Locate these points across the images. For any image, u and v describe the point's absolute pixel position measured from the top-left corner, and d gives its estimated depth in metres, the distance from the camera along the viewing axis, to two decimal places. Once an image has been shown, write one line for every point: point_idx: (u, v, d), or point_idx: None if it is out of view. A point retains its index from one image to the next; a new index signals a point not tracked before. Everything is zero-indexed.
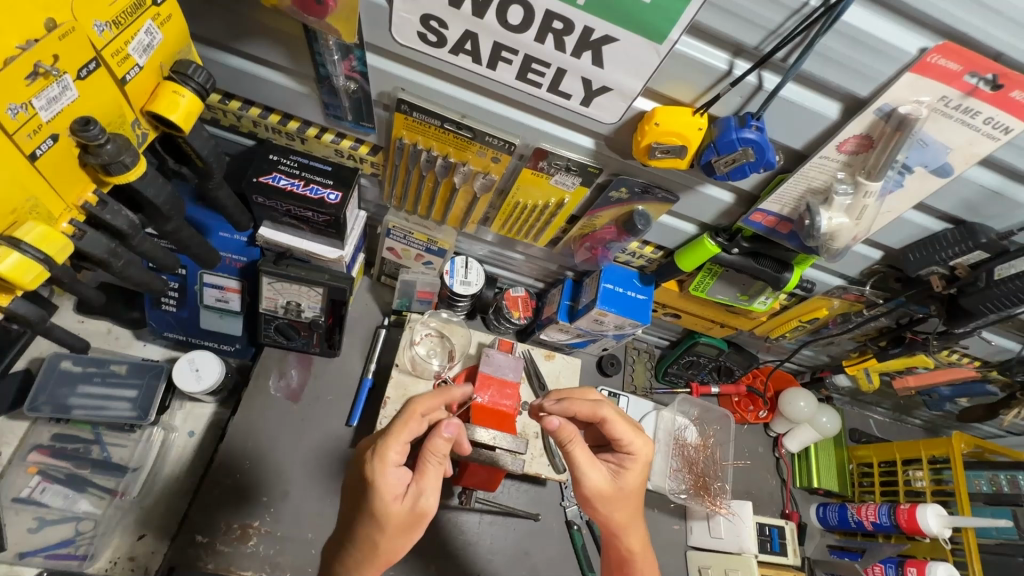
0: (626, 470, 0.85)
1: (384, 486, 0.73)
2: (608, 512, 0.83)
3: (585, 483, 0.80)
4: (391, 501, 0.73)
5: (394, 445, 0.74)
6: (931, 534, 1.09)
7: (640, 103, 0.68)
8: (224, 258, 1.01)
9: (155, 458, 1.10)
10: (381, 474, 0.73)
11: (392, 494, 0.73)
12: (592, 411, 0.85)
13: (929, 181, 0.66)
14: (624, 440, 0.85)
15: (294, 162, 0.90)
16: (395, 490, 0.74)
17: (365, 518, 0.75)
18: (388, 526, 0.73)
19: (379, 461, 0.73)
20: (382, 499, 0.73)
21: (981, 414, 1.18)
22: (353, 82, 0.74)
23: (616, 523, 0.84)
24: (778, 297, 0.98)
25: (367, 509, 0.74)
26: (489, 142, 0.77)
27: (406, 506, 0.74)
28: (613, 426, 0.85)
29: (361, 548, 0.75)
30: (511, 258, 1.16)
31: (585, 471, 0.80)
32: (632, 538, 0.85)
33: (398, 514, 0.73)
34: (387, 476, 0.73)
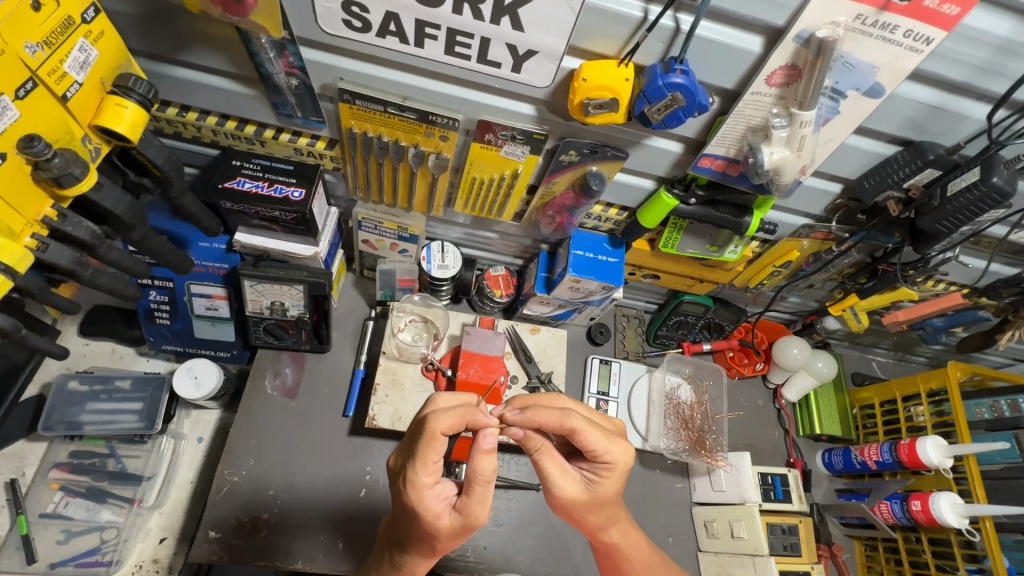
0: (602, 479, 0.79)
1: (426, 508, 0.71)
2: (582, 517, 0.81)
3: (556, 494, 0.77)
4: (436, 521, 0.72)
5: (426, 467, 0.70)
6: (931, 465, 1.08)
7: (569, 62, 0.69)
8: (206, 266, 1.05)
9: (168, 466, 1.15)
10: (418, 498, 0.71)
11: (434, 513, 0.72)
12: (561, 421, 0.76)
13: (864, 105, 0.66)
14: (597, 451, 0.77)
15: (257, 165, 0.93)
16: (436, 508, 0.72)
17: (417, 527, 0.75)
18: (438, 536, 0.73)
19: (415, 483, 0.71)
20: (428, 518, 0.72)
21: (979, 342, 1.17)
22: (294, 78, 0.76)
23: (594, 521, 0.82)
24: (747, 244, 0.98)
25: (417, 524, 0.73)
26: (433, 122, 0.79)
27: (454, 522, 0.72)
28: (585, 437, 0.76)
29: (421, 546, 0.77)
30: (486, 237, 1.18)
31: (555, 482, 0.77)
32: (612, 532, 0.85)
33: (443, 528, 0.73)
34: (426, 500, 0.71)
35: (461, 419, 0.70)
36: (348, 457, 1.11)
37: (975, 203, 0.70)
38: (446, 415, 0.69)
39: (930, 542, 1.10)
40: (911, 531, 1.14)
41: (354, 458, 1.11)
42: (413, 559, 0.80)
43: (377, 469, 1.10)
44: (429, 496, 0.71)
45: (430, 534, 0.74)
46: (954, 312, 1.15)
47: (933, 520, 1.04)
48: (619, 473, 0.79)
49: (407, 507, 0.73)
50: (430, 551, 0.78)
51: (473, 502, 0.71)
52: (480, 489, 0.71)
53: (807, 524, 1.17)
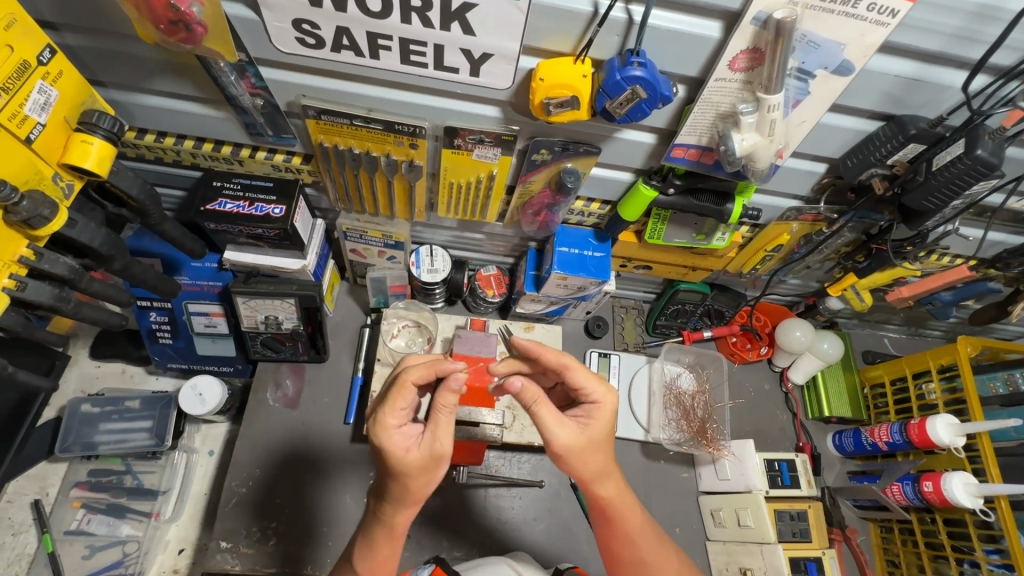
0: (594, 415, 0.81)
1: (393, 443, 0.72)
2: (575, 466, 0.80)
3: (552, 442, 0.77)
4: (402, 455, 0.72)
5: (393, 406, 0.73)
6: (942, 445, 1.05)
7: (526, 62, 0.68)
8: (201, 285, 1.07)
9: (182, 479, 1.19)
10: (386, 434, 0.72)
11: (402, 448, 0.72)
12: (557, 359, 0.82)
13: (834, 84, 0.63)
14: (585, 387, 0.81)
15: (237, 184, 0.94)
16: (403, 443, 0.73)
17: (389, 472, 0.74)
18: (406, 475, 0.73)
19: (382, 423, 0.73)
20: (394, 454, 0.72)
21: (991, 314, 1.12)
22: (258, 98, 0.77)
23: (590, 473, 0.80)
24: (735, 230, 0.95)
25: (386, 464, 0.73)
26: (400, 131, 0.79)
27: (421, 455, 0.72)
28: (575, 375, 0.81)
29: (399, 493, 0.75)
30: (474, 239, 1.17)
31: (548, 423, 0.78)
32: (607, 488, 0.82)
33: (410, 463, 0.72)
34: (392, 436, 0.72)
35: (433, 368, 0.75)
36: (352, 463, 1.12)
37: (962, 175, 0.67)
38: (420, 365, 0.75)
39: (945, 523, 1.07)
40: (925, 512, 1.11)
41: (357, 464, 1.12)
42: (394, 513, 0.77)
43: (381, 473, 1.11)
44: (395, 429, 0.73)
45: (399, 475, 0.73)
46: (963, 285, 1.10)
47: (947, 501, 1.01)
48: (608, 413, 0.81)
49: (377, 450, 0.74)
50: (409, 500, 0.76)
51: (438, 429, 0.72)
52: (443, 414, 0.72)
53: (817, 509, 1.14)
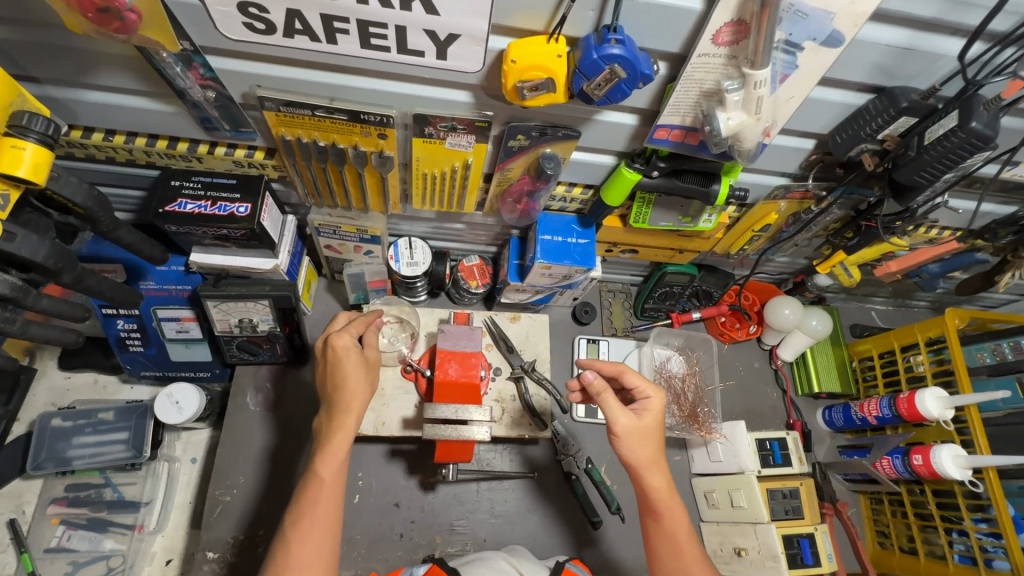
0: (648, 407, 0.85)
1: (341, 343, 0.86)
2: (626, 451, 0.83)
3: (612, 425, 0.82)
4: (342, 351, 0.86)
5: (346, 327, 0.89)
6: (931, 418, 1.05)
7: (496, 42, 0.63)
8: (168, 290, 1.02)
9: (165, 489, 1.15)
10: (335, 338, 0.86)
11: (345, 345, 0.86)
12: (613, 366, 0.88)
13: (823, 56, 0.60)
14: (639, 387, 0.86)
15: (198, 183, 0.88)
16: (345, 343, 0.86)
17: (341, 372, 0.85)
18: (351, 368, 0.85)
19: (336, 333, 0.87)
20: (338, 350, 0.85)
21: (979, 285, 1.11)
22: (210, 90, 0.71)
23: (643, 460, 0.84)
24: (722, 211, 0.92)
25: (336, 365, 0.85)
26: (367, 120, 0.74)
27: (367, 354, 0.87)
28: (630, 377, 0.86)
29: (349, 389, 0.84)
30: (454, 229, 1.13)
31: (612, 413, 0.83)
32: (657, 478, 0.84)
33: (353, 359, 0.85)
34: (342, 340, 0.86)
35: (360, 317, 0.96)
36: None
37: (955, 149, 0.65)
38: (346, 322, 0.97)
39: (934, 494, 1.08)
40: (915, 484, 1.11)
41: None
42: (347, 416, 0.83)
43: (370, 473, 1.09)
44: (343, 333, 0.87)
45: (349, 371, 0.84)
46: (951, 257, 1.09)
47: (936, 474, 1.02)
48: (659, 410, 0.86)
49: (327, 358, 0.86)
50: (356, 398, 0.84)
51: (369, 341, 0.90)
52: (371, 329, 0.91)
53: (808, 486, 1.14)
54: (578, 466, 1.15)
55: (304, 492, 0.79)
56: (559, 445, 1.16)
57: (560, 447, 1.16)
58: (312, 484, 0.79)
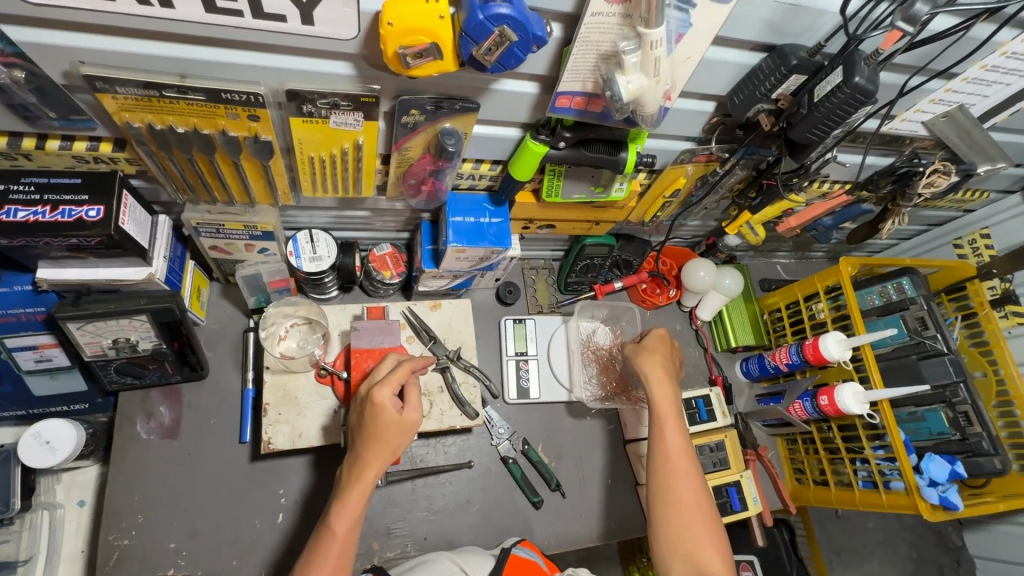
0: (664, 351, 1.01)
1: (382, 400, 0.80)
2: (645, 365, 0.98)
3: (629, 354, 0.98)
4: (384, 404, 0.80)
5: (388, 375, 0.83)
6: (834, 360, 1.13)
7: (370, 3, 0.56)
8: (16, 315, 0.86)
9: (48, 541, 1.00)
10: (376, 393, 0.81)
11: (388, 400, 0.81)
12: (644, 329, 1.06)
13: (715, 13, 0.58)
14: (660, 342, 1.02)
15: (29, 185, 0.73)
16: (388, 397, 0.81)
17: (370, 428, 0.80)
18: (382, 429, 0.79)
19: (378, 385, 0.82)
20: (380, 406, 0.80)
21: (865, 233, 1.20)
22: (18, 70, 0.58)
23: (657, 377, 0.95)
24: (633, 179, 0.91)
25: (366, 420, 0.80)
26: (231, 100, 0.64)
27: (398, 410, 0.81)
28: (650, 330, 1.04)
29: (372, 446, 0.79)
30: (359, 217, 1.04)
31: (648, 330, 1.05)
32: (670, 400, 0.93)
33: (390, 420, 0.80)
34: (381, 394, 0.81)
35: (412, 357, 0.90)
36: (257, 488, 0.99)
37: (842, 105, 0.66)
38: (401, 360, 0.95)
39: (840, 429, 1.17)
40: (823, 422, 1.20)
41: (259, 486, 1.00)
42: (366, 473, 0.80)
43: (292, 489, 1.00)
44: (382, 386, 0.82)
45: (379, 430, 0.79)
46: (841, 209, 1.15)
47: (840, 411, 1.10)
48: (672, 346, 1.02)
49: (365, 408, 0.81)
50: (377, 458, 0.79)
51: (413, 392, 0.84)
52: (413, 385, 0.84)
53: (732, 437, 1.20)
54: (515, 449, 1.15)
55: (316, 543, 0.78)
56: (494, 430, 1.14)
57: (495, 431, 1.14)
58: (325, 538, 0.77)
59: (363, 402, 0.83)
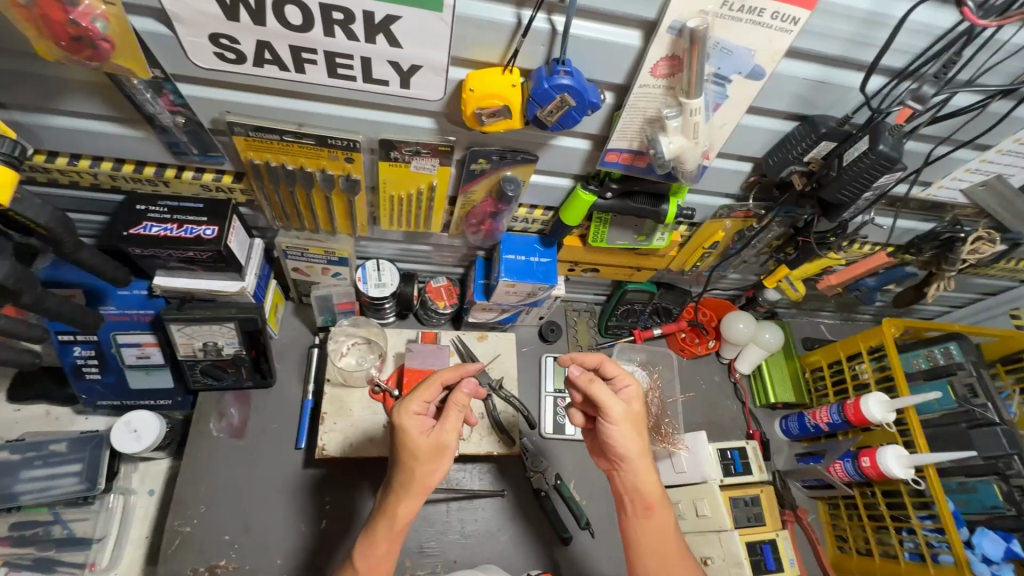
0: (630, 394, 0.89)
1: (412, 428, 0.80)
2: (620, 434, 0.85)
3: (609, 411, 0.84)
4: (413, 432, 0.80)
5: (417, 395, 0.82)
6: (876, 421, 1.11)
7: (456, 73, 0.69)
8: (130, 315, 1.01)
9: (119, 524, 1.10)
10: (407, 419, 0.80)
11: (416, 428, 0.80)
12: (594, 357, 0.91)
13: (748, 88, 0.67)
14: (620, 377, 0.90)
15: (163, 207, 0.89)
16: (418, 424, 0.81)
17: (398, 455, 0.81)
18: (412, 457, 0.80)
19: (405, 409, 0.81)
20: (409, 434, 0.80)
21: (911, 296, 1.20)
22: (179, 116, 0.74)
23: (639, 449, 0.86)
24: (673, 230, 0.99)
25: (396, 449, 0.80)
26: (334, 145, 0.78)
27: (430, 436, 0.80)
28: (623, 374, 0.90)
29: (399, 479, 0.80)
30: (421, 251, 1.16)
31: (620, 373, 0.90)
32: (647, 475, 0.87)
33: (420, 447, 0.79)
34: (409, 423, 0.80)
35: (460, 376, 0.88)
36: (306, 492, 1.07)
37: (869, 169, 0.73)
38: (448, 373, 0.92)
39: (884, 495, 1.14)
40: (866, 486, 1.17)
41: (309, 491, 1.07)
42: (397, 506, 0.81)
43: (338, 497, 1.07)
44: (411, 415, 0.81)
45: (408, 456, 0.80)
46: (885, 270, 1.16)
47: (883, 474, 1.07)
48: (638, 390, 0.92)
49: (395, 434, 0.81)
50: (407, 490, 0.80)
51: (450, 416, 0.82)
52: (453, 408, 0.82)
53: (768, 492, 1.18)
54: (548, 482, 1.17)
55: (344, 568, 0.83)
56: (528, 462, 1.17)
57: (529, 463, 1.16)
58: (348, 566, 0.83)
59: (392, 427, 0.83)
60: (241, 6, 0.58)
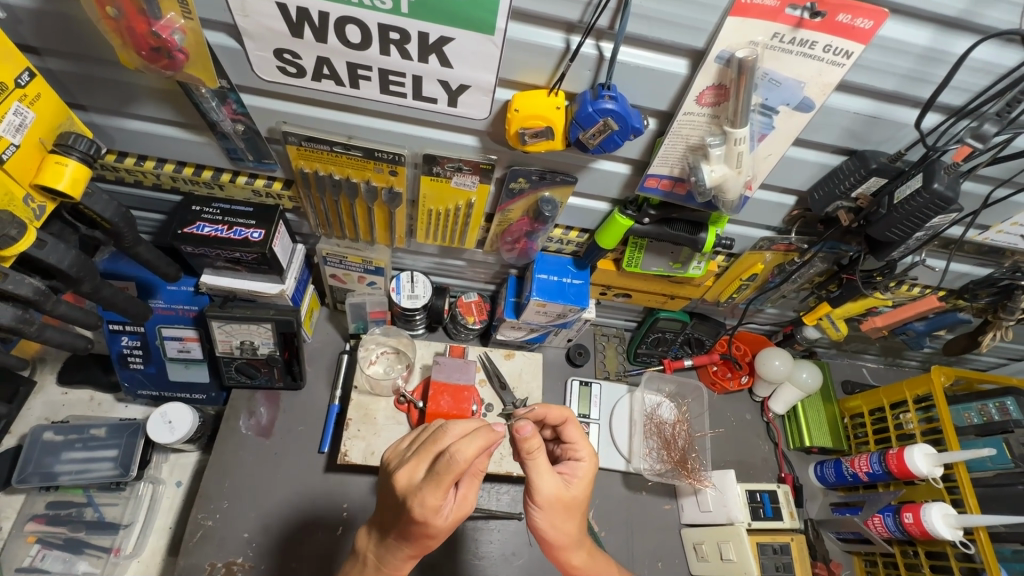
0: (577, 474, 0.82)
1: (438, 522, 0.69)
2: (559, 524, 0.79)
3: (535, 493, 0.76)
4: (435, 523, 0.69)
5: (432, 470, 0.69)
6: (921, 475, 1.05)
7: (502, 94, 0.70)
8: (176, 310, 1.05)
9: (146, 512, 1.13)
10: (429, 516, 0.68)
11: (439, 520, 0.69)
12: (559, 413, 0.86)
13: (797, 119, 0.66)
14: (576, 447, 0.84)
15: (216, 209, 0.93)
16: (440, 515, 0.69)
17: (411, 533, 0.72)
18: (432, 536, 0.71)
19: (423, 497, 0.67)
20: (432, 525, 0.69)
21: (964, 344, 1.13)
22: (239, 124, 0.78)
23: (558, 534, 0.79)
24: (710, 259, 0.97)
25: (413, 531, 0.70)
26: (380, 158, 0.80)
27: (452, 519, 0.71)
28: (538, 478, 0.76)
29: (408, 550, 0.75)
30: (455, 265, 1.17)
31: (539, 481, 0.76)
32: (573, 558, 0.83)
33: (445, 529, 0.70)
34: (433, 519, 0.69)
35: (487, 445, 0.68)
36: (327, 497, 1.08)
37: (922, 208, 0.70)
38: (462, 422, 0.73)
39: (927, 556, 1.05)
40: (908, 545, 1.10)
41: (329, 497, 1.08)
42: (400, 564, 0.78)
43: (356, 505, 1.07)
44: (436, 512, 0.68)
45: (423, 537, 0.72)
46: (935, 316, 1.11)
47: (927, 533, 1.00)
48: (567, 492, 0.79)
49: (405, 511, 0.70)
50: (414, 553, 0.76)
51: (469, 492, 0.72)
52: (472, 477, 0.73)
53: (799, 541, 1.12)
54: None
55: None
56: None
57: None
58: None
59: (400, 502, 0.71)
60: (306, 24, 0.62)
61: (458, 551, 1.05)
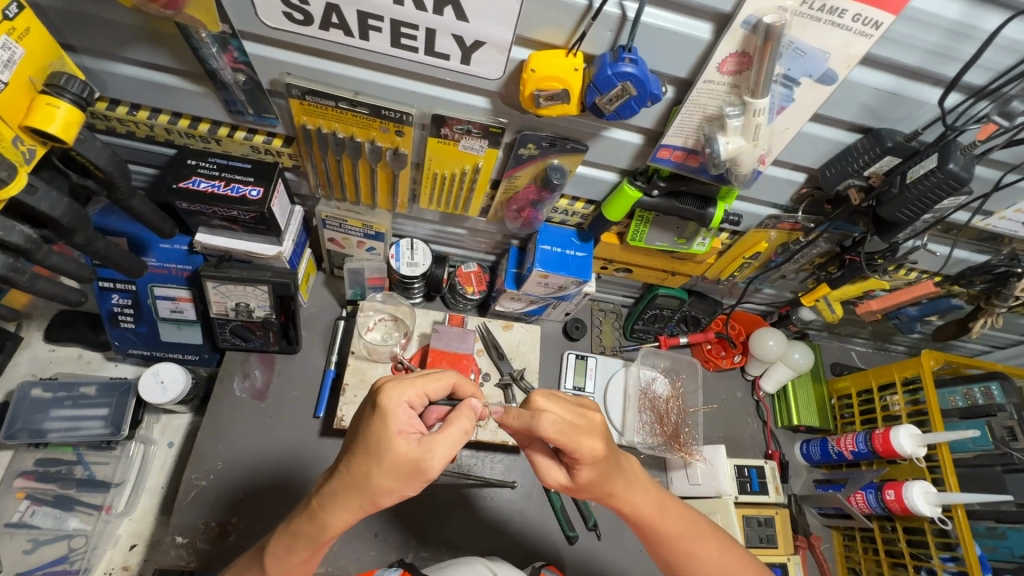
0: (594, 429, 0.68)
1: (394, 422, 0.62)
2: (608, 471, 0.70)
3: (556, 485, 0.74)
4: (394, 430, 0.62)
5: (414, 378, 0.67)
6: (905, 454, 1.07)
7: (518, 53, 0.68)
8: (169, 268, 1.03)
9: (137, 472, 1.12)
10: (393, 409, 0.63)
11: (398, 433, 0.62)
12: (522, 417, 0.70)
13: (819, 92, 0.65)
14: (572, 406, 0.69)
15: (213, 164, 0.90)
16: (404, 427, 0.63)
17: (360, 443, 0.64)
18: (378, 449, 0.62)
19: (399, 386, 0.65)
20: (389, 430, 0.62)
21: (953, 330, 1.15)
22: (240, 73, 0.75)
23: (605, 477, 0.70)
24: (715, 236, 0.96)
25: (367, 430, 0.63)
26: (387, 116, 0.78)
27: (409, 453, 0.62)
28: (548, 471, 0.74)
29: (344, 478, 0.64)
30: (456, 234, 1.16)
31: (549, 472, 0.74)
32: (620, 481, 0.72)
33: (398, 445, 0.62)
34: (394, 418, 0.63)
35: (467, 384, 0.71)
36: (321, 460, 1.07)
37: (934, 189, 0.71)
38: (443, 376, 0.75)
39: (905, 531, 1.09)
40: (887, 520, 1.13)
41: (324, 460, 1.07)
42: (331, 509, 0.65)
43: None
44: (405, 408, 0.63)
45: (368, 450, 0.63)
46: (929, 301, 1.12)
47: (907, 509, 1.04)
48: (600, 430, 0.68)
49: (369, 407, 0.65)
50: (346, 494, 0.64)
51: (440, 438, 0.64)
52: (449, 429, 0.65)
53: (783, 515, 1.16)
54: None
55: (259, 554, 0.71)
56: None
57: None
58: None
59: (370, 400, 0.67)
60: None
61: (451, 518, 1.05)
